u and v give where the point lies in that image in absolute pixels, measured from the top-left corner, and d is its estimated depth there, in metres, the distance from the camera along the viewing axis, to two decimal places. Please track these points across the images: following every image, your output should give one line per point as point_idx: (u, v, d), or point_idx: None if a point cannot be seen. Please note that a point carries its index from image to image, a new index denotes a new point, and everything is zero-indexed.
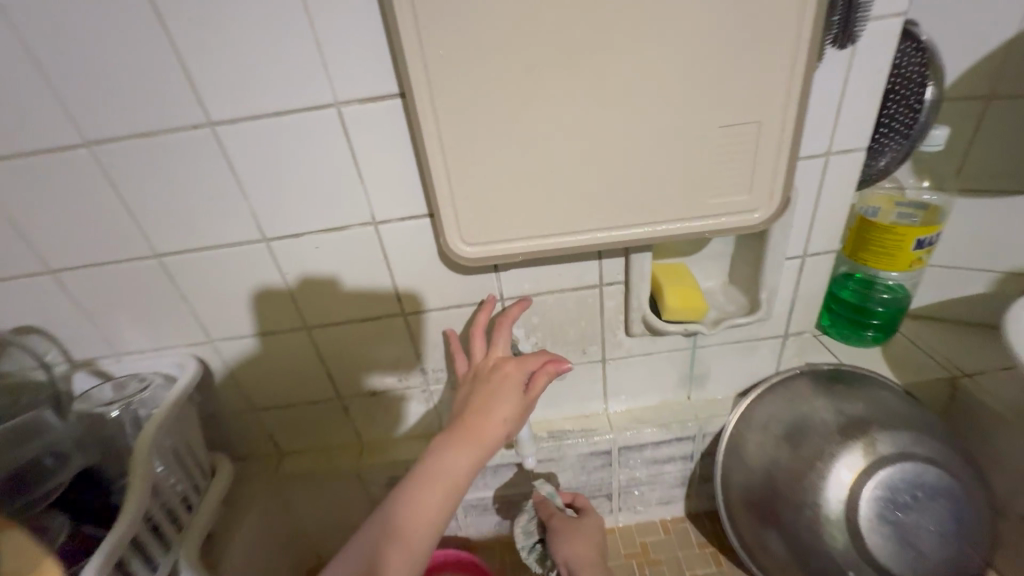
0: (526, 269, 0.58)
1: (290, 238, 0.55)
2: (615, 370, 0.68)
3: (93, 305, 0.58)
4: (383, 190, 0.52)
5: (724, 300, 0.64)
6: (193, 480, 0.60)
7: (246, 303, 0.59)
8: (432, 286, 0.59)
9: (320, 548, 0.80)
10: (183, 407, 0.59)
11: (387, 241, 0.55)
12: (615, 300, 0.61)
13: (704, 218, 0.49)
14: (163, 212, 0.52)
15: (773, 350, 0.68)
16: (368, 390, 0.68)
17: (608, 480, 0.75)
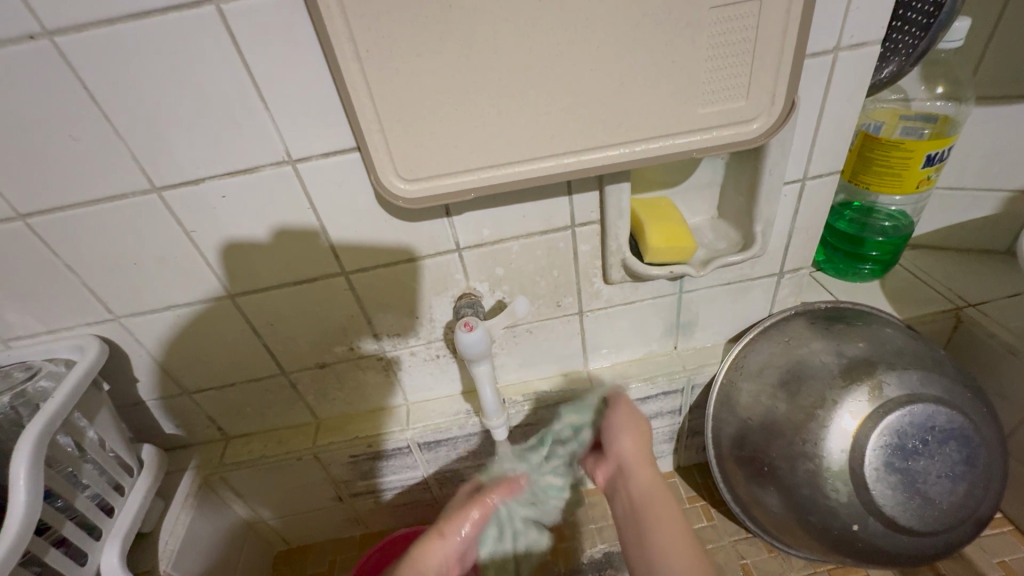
0: (485, 211, 0.49)
1: (188, 187, 0.44)
2: (594, 323, 0.61)
3: None
4: (296, 118, 0.41)
5: (713, 237, 0.56)
6: (112, 478, 0.52)
7: (150, 271, 0.49)
8: (374, 237, 0.50)
9: (285, 532, 0.74)
10: (88, 396, 0.50)
11: (311, 185, 0.45)
12: (590, 243, 0.53)
13: (692, 133, 0.40)
14: (15, 160, 0.41)
15: (767, 291, 0.61)
16: (316, 362, 0.59)
17: None
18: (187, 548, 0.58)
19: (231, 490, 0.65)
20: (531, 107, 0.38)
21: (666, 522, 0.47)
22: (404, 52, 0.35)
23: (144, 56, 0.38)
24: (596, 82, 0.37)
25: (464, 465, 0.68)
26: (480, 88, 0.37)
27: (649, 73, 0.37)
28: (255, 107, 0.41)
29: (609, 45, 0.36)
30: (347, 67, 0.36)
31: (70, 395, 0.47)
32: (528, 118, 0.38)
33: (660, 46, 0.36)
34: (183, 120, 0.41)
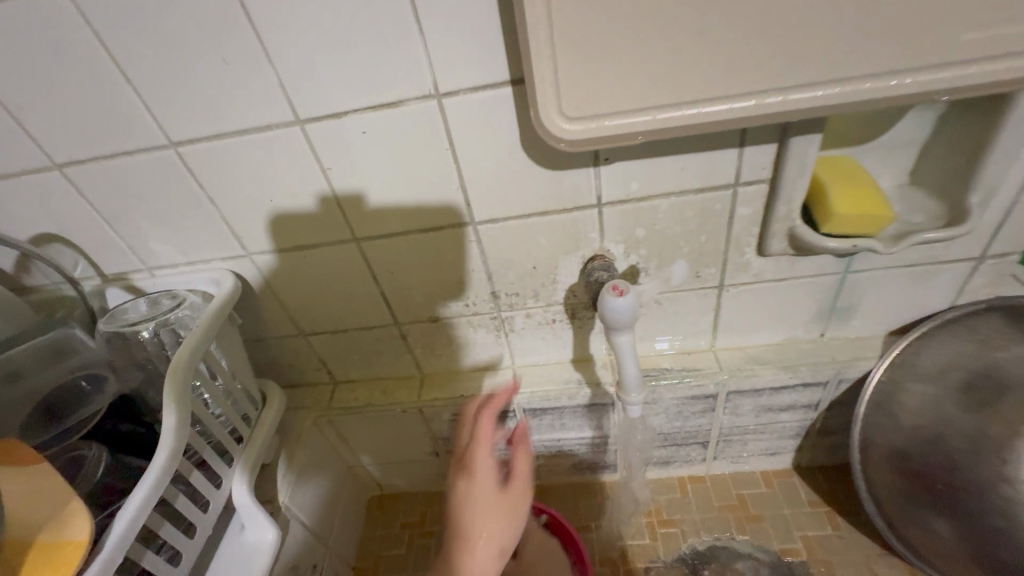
0: (637, 162, 0.43)
1: (330, 120, 0.42)
2: (734, 299, 0.54)
3: (112, 210, 0.49)
4: (449, 46, 0.37)
5: (904, 208, 0.47)
6: (242, 410, 0.54)
7: (284, 209, 0.48)
8: (511, 186, 0.45)
9: (380, 478, 0.75)
10: (223, 329, 0.51)
11: (454, 122, 0.42)
12: (751, 207, 0.46)
13: (940, 67, 0.32)
14: (169, 84, 0.41)
15: (956, 278, 0.51)
16: (430, 316, 0.58)
17: (708, 427, 0.63)
18: (300, 484, 0.60)
19: (338, 434, 0.67)
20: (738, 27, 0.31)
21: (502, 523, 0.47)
22: None
23: None
24: None
25: (566, 436, 0.65)
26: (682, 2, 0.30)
27: None
28: (408, 30, 0.37)
29: None
30: None
31: (211, 326, 0.48)
32: (730, 42, 0.32)
33: None
34: (333, 45, 0.38)
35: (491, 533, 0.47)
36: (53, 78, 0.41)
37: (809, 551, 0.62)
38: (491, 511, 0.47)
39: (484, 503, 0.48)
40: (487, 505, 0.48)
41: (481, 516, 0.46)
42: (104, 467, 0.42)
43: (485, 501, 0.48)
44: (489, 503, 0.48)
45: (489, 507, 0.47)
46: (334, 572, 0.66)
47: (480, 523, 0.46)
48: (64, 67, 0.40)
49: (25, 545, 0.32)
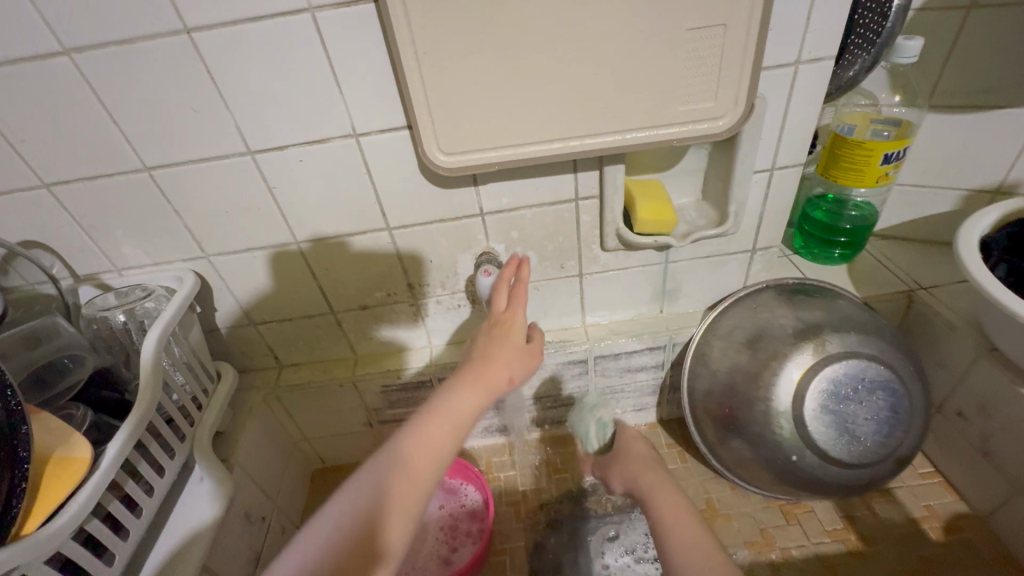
0: (504, 183, 0.61)
1: (274, 152, 0.56)
2: (592, 284, 0.72)
3: (89, 219, 0.61)
4: (362, 103, 0.53)
5: (695, 216, 0.67)
6: (200, 383, 0.66)
7: (236, 219, 0.62)
8: (415, 200, 0.61)
9: (322, 451, 0.87)
10: (184, 315, 0.63)
11: (369, 154, 0.57)
12: (590, 215, 0.64)
13: (670, 126, 0.51)
14: (146, 123, 0.54)
15: (741, 265, 0.72)
16: (359, 305, 0.72)
17: (586, 388, 0.81)
18: (249, 448, 0.71)
19: (283, 410, 0.79)
20: (544, 99, 0.49)
21: (686, 523, 0.48)
22: (451, 55, 0.46)
23: (256, 48, 0.49)
24: (595, 83, 0.48)
25: None
26: (506, 82, 0.48)
27: (635, 79, 0.48)
28: (333, 91, 0.52)
29: (608, 54, 0.47)
30: (406, 63, 0.47)
31: (178, 310, 0.60)
32: (541, 107, 0.50)
33: (646, 55, 0.47)
34: (277, 99, 0.53)
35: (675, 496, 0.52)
36: (51, 116, 0.53)
37: None
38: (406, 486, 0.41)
39: (444, 415, 0.45)
40: (420, 470, 0.42)
41: (364, 517, 0.39)
42: (88, 423, 0.53)
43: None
44: (426, 468, 0.42)
45: (407, 469, 0.42)
46: (280, 527, 0.77)
47: (660, 502, 0.52)
48: (62, 108, 0.52)
49: (44, 457, 0.44)
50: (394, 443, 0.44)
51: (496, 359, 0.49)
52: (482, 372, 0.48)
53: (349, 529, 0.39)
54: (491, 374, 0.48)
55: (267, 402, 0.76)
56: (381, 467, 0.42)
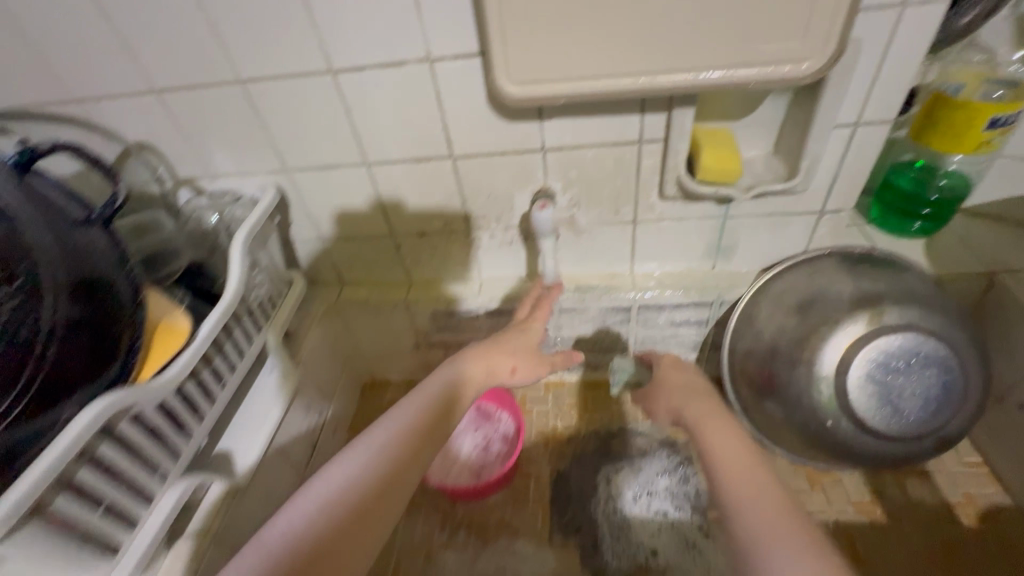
0: (569, 120, 0.61)
1: (353, 72, 0.59)
2: (645, 233, 0.72)
3: (189, 127, 0.67)
4: (439, 26, 0.55)
5: (763, 170, 0.65)
6: (275, 286, 0.74)
7: (314, 136, 0.66)
8: (481, 131, 0.63)
9: (374, 366, 0.95)
10: (265, 223, 0.70)
11: (440, 80, 0.59)
12: (652, 160, 0.64)
13: (749, 66, 0.49)
14: (241, 36, 0.58)
15: (805, 228, 0.69)
16: (417, 231, 0.76)
17: (626, 336, 0.82)
18: (312, 350, 0.79)
19: (343, 322, 0.86)
20: (618, 30, 0.48)
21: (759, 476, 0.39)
22: None
23: None
24: (674, 14, 0.47)
25: None
26: (582, 9, 0.48)
27: (717, 11, 0.46)
28: (412, 13, 0.54)
29: None
30: None
31: (260, 216, 0.66)
32: (614, 37, 0.49)
33: None
34: (359, 18, 0.55)
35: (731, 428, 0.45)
36: (161, 25, 0.57)
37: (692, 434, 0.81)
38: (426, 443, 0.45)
39: (439, 398, 0.49)
40: (434, 431, 0.46)
41: (409, 436, 0.44)
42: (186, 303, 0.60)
43: (375, 445, 0.43)
44: (439, 428, 0.47)
45: (420, 436, 0.45)
46: (333, 424, 0.86)
47: (709, 429, 0.45)
48: (170, 18, 0.57)
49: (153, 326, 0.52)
50: (412, 400, 0.48)
51: (521, 346, 0.59)
52: (514, 358, 0.57)
53: (373, 468, 0.41)
54: (515, 353, 0.58)
55: (330, 313, 0.83)
56: (391, 428, 0.45)
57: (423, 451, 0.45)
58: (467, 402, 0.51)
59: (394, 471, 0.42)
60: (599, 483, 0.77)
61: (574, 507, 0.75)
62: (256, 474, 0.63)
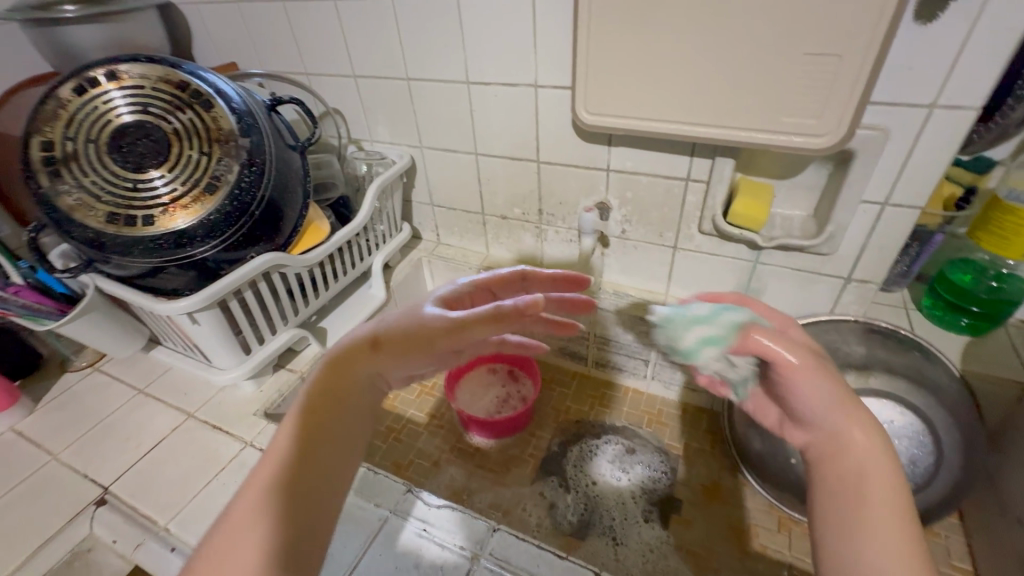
0: (632, 150, 0.75)
1: (481, 85, 0.80)
2: (683, 259, 0.83)
3: (366, 104, 0.94)
4: (547, 61, 0.73)
5: (796, 227, 0.73)
6: (391, 228, 0.98)
7: (444, 126, 0.89)
8: (563, 145, 0.80)
9: (444, 315, 1.18)
10: (397, 180, 0.94)
11: (541, 101, 0.77)
12: (696, 196, 0.75)
13: (773, 133, 0.60)
14: (413, 49, 0.81)
15: (831, 290, 0.75)
16: (502, 214, 0.96)
17: (651, 347, 0.93)
18: (402, 284, 1.03)
19: (430, 272, 1.09)
20: (672, 87, 0.63)
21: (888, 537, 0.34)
22: (612, 39, 0.63)
23: (490, 12, 0.72)
24: (717, 82, 0.60)
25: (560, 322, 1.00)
26: (647, 68, 0.63)
27: (750, 87, 0.59)
28: (529, 52, 0.73)
29: (731, 61, 0.58)
30: (580, 39, 0.65)
31: (394, 172, 0.91)
32: (669, 93, 0.64)
33: (764, 69, 0.57)
34: (494, 49, 0.75)
35: (882, 470, 0.37)
36: (366, 35, 0.83)
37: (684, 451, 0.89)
38: (312, 439, 0.38)
39: (336, 378, 0.40)
40: (320, 421, 0.39)
41: (285, 459, 0.37)
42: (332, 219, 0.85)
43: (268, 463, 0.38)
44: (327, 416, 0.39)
45: (307, 431, 0.38)
46: None
47: (835, 479, 0.38)
48: (373, 30, 0.82)
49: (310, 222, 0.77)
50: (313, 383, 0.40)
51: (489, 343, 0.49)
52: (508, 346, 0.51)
53: (262, 501, 0.36)
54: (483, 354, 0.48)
55: (423, 261, 1.07)
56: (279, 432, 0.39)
57: (313, 449, 0.38)
58: (429, 340, 0.41)
59: (300, 471, 0.37)
60: (585, 456, 0.90)
61: (559, 455, 0.91)
62: None
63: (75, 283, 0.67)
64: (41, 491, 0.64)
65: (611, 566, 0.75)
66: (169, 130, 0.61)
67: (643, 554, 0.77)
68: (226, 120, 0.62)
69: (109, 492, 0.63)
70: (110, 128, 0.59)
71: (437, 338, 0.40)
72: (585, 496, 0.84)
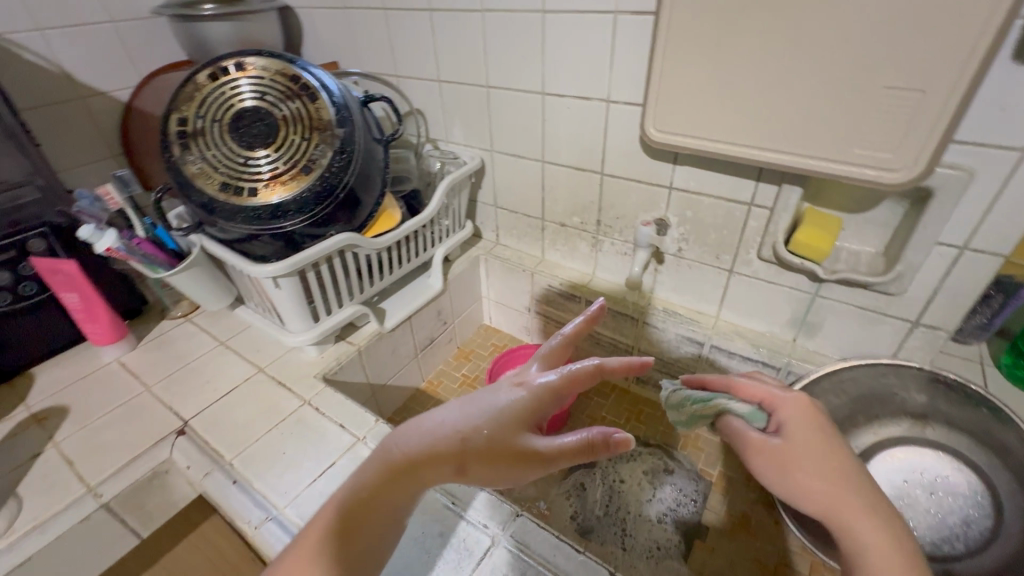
0: (697, 170, 0.76)
1: (556, 97, 0.84)
2: (738, 283, 0.83)
3: (446, 107, 1.00)
4: (620, 79, 0.76)
5: (862, 264, 0.70)
6: (455, 224, 1.04)
7: (516, 133, 0.93)
8: (628, 160, 0.82)
9: (494, 313, 1.22)
10: (466, 180, 1.00)
11: (612, 116, 0.80)
12: (758, 221, 0.75)
13: (844, 164, 0.60)
14: (496, 60, 0.87)
15: (894, 333, 0.72)
16: (561, 221, 0.99)
17: (695, 369, 0.92)
18: (459, 277, 1.09)
19: (485, 270, 1.14)
20: (743, 111, 0.64)
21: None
22: (687, 62, 0.65)
23: (572, 29, 0.76)
24: (789, 109, 0.60)
25: (605, 333, 1.01)
26: (720, 91, 0.64)
27: (823, 116, 0.58)
28: (606, 69, 0.76)
29: (806, 91, 0.58)
30: (656, 60, 0.67)
31: (464, 173, 0.97)
32: (739, 116, 0.64)
33: (839, 101, 0.57)
34: (572, 64, 0.79)
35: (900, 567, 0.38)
36: (455, 43, 0.89)
37: (718, 478, 0.88)
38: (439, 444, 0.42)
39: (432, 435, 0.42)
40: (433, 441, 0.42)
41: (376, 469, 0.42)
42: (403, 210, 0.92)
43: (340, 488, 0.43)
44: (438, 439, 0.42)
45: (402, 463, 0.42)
46: (450, 338, 1.15)
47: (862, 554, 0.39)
48: (462, 39, 0.88)
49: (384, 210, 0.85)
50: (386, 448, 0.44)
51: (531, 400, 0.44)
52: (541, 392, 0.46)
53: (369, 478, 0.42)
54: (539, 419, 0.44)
55: (481, 259, 1.12)
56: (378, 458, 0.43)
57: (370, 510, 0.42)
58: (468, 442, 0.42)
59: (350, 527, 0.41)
60: (615, 464, 0.91)
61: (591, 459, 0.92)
62: (394, 330, 0.94)
63: (184, 241, 0.79)
64: (135, 415, 0.74)
65: (617, 553, 0.79)
66: (279, 116, 0.69)
67: (649, 550, 0.79)
68: (327, 111, 0.70)
69: (187, 425, 0.72)
70: (232, 111, 0.68)
71: (450, 463, 0.41)
72: (612, 489, 0.88)
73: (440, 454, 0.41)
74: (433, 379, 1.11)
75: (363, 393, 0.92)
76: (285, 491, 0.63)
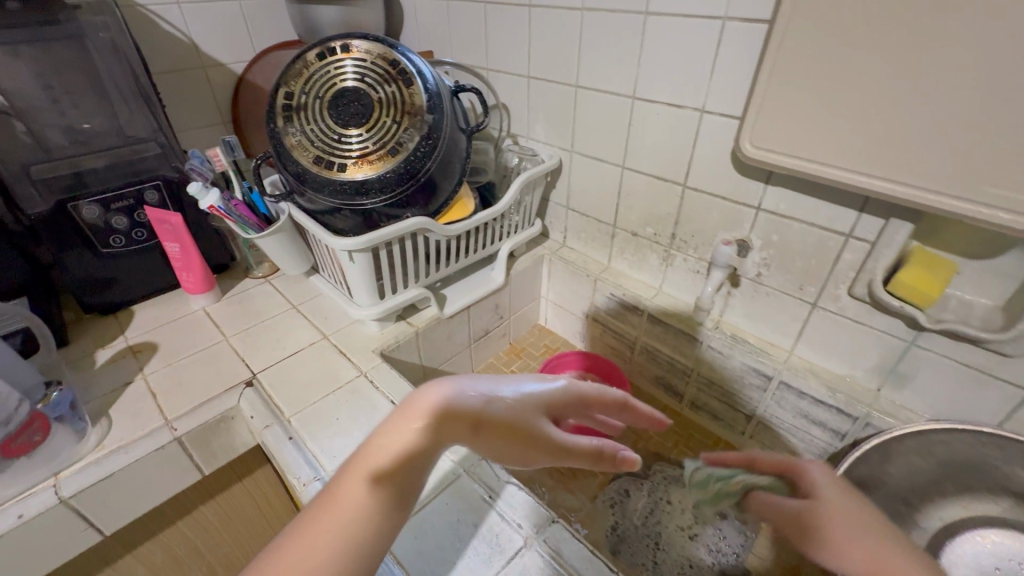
0: (792, 192, 0.71)
1: (647, 102, 0.81)
2: (819, 318, 0.76)
3: (531, 103, 1.00)
4: (720, 89, 0.72)
5: (975, 317, 0.62)
6: (524, 221, 1.04)
7: (600, 134, 0.91)
8: (716, 174, 0.78)
9: (549, 314, 1.21)
10: (540, 180, 1.00)
11: (704, 127, 0.76)
12: (854, 255, 0.69)
13: (971, 203, 0.53)
14: (590, 60, 0.85)
15: (1004, 400, 0.63)
16: (633, 231, 0.96)
17: (758, 402, 0.87)
18: (521, 274, 1.09)
19: (547, 270, 1.13)
20: (858, 132, 0.58)
21: None
22: (799, 75, 0.60)
23: (675, 33, 0.73)
24: (914, 134, 0.54)
25: (663, 352, 0.97)
26: (833, 109, 0.59)
27: (956, 147, 0.52)
28: (704, 76, 0.73)
29: (938, 117, 0.52)
30: (763, 71, 0.63)
31: (541, 173, 0.96)
32: (851, 138, 0.59)
33: (979, 131, 0.50)
34: (670, 70, 0.76)
35: None
36: (551, 41, 0.89)
37: None
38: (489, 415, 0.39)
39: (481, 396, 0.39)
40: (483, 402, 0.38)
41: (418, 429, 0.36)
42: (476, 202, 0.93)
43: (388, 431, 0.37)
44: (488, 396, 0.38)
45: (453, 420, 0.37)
46: (504, 333, 1.15)
47: None
48: (559, 36, 0.87)
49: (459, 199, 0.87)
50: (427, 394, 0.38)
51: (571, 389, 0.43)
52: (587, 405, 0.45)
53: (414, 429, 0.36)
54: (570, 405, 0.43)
55: (545, 258, 1.11)
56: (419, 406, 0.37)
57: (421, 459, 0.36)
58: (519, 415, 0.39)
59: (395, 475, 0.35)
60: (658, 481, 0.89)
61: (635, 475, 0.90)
62: (453, 317, 0.96)
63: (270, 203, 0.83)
64: (213, 359, 0.81)
65: (648, 566, 0.78)
66: (375, 98, 0.72)
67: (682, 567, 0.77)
68: (419, 97, 0.72)
69: (255, 377, 0.77)
70: (334, 89, 0.72)
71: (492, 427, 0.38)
72: (656, 503, 0.86)
73: (493, 409, 0.38)
74: (482, 371, 1.12)
75: (415, 373, 0.94)
76: (333, 456, 0.66)
